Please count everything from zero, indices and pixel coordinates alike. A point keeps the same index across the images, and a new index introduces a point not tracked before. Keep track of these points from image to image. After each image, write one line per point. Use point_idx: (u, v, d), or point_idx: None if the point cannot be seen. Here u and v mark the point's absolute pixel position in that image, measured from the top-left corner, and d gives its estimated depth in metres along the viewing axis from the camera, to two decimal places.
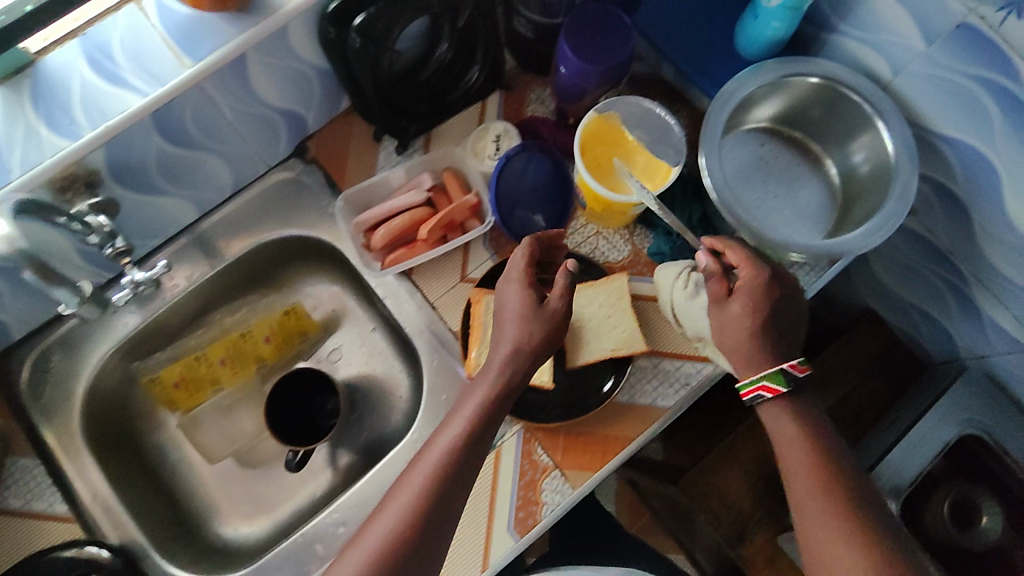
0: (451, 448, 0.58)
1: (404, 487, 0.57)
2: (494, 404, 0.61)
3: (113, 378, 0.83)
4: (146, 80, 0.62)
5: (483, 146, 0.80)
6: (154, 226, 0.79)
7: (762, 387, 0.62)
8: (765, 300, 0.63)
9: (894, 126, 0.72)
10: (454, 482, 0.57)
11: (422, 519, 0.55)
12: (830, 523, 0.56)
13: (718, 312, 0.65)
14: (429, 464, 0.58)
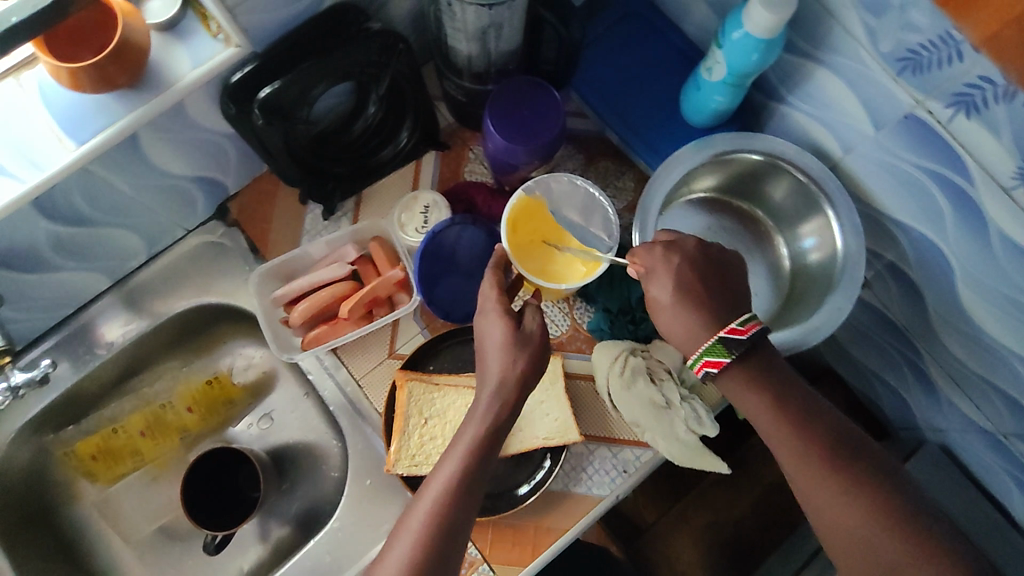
0: (445, 492, 0.52)
1: (400, 536, 0.51)
2: (484, 443, 0.54)
3: (24, 455, 0.78)
4: (24, 165, 0.58)
5: (411, 218, 0.75)
6: (58, 299, 0.74)
7: (706, 363, 0.55)
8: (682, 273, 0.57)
9: (844, 214, 0.67)
10: (452, 531, 0.51)
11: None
12: (821, 479, 0.51)
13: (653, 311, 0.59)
14: (422, 513, 0.51)
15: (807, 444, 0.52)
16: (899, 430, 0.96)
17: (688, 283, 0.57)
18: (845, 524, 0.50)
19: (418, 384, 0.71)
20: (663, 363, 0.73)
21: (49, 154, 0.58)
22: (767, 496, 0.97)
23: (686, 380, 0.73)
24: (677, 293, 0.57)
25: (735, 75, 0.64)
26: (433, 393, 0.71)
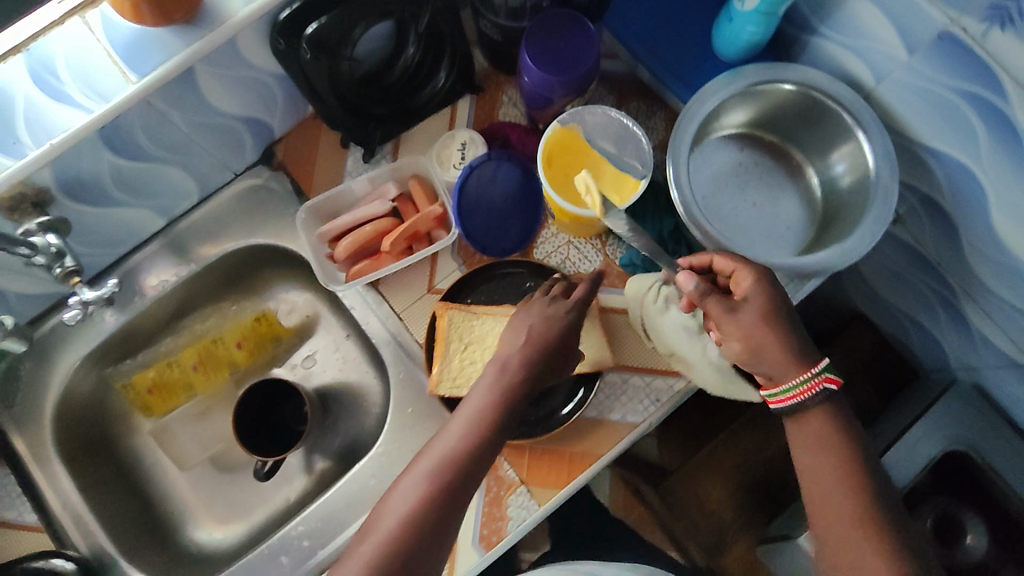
0: (444, 467, 0.55)
1: (413, 476, 0.56)
2: (486, 427, 0.58)
3: (86, 384, 0.83)
4: (92, 98, 0.62)
5: (449, 155, 0.79)
6: (118, 236, 0.78)
7: (824, 379, 0.58)
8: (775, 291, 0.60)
9: (874, 136, 0.68)
10: (448, 508, 0.54)
11: (410, 543, 0.52)
12: (845, 501, 0.55)
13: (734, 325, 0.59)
14: (418, 483, 0.55)
15: (849, 471, 0.56)
16: (931, 373, 0.97)
17: (774, 300, 0.59)
18: (844, 550, 0.54)
19: (459, 312, 0.73)
20: None
21: (113, 86, 0.62)
22: None
23: None
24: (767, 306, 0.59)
25: (769, 3, 0.64)
26: (473, 321, 0.74)
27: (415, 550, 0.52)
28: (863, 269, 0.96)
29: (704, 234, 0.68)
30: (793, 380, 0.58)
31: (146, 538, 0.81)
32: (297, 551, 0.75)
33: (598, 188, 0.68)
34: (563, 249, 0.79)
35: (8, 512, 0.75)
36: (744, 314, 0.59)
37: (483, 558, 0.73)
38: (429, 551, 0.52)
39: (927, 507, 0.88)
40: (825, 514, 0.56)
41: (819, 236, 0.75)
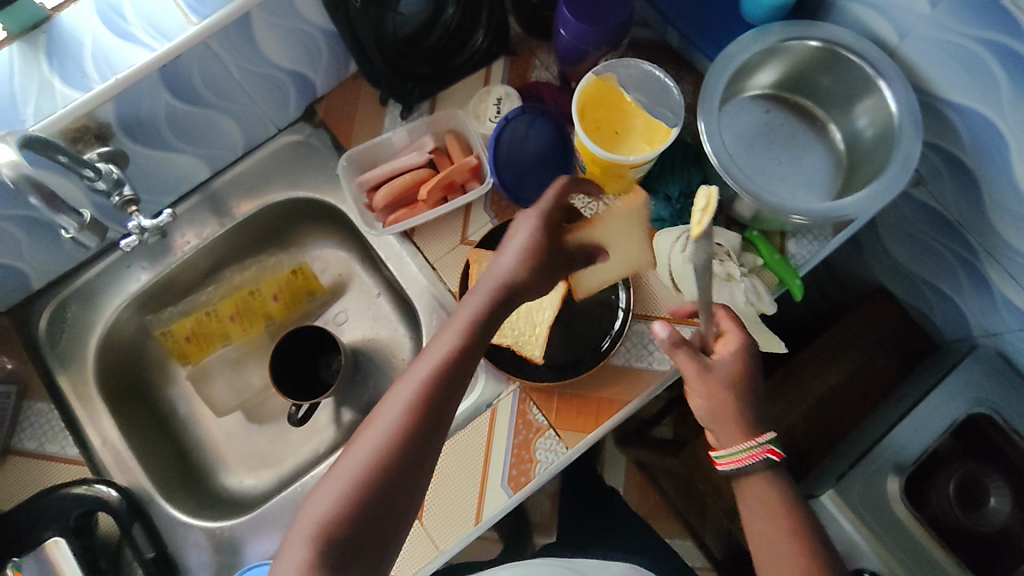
0: (409, 407, 0.54)
1: (380, 416, 0.54)
2: (453, 369, 0.56)
3: (128, 329, 0.86)
4: (156, 38, 0.66)
5: (485, 109, 0.82)
6: (166, 181, 0.81)
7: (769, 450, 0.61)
8: (756, 361, 0.65)
9: (896, 87, 0.71)
10: (420, 448, 0.53)
11: (383, 476, 0.51)
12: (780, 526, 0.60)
13: (706, 364, 0.64)
14: (379, 435, 0.53)
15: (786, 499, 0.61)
16: (951, 342, 0.97)
17: (751, 376, 0.64)
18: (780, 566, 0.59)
19: (492, 256, 0.75)
20: (724, 246, 0.77)
21: (175, 27, 0.66)
22: (817, 407, 1.00)
23: (744, 263, 0.78)
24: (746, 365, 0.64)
25: None
26: None
27: (386, 486, 0.51)
28: (884, 240, 0.98)
29: (734, 181, 0.70)
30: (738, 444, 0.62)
31: (182, 481, 0.82)
32: None
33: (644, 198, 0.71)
34: None
35: (49, 446, 0.76)
36: (718, 362, 0.64)
37: (512, 499, 0.73)
38: (403, 489, 0.52)
39: (946, 472, 0.88)
40: (767, 549, 0.60)
41: (844, 189, 0.78)
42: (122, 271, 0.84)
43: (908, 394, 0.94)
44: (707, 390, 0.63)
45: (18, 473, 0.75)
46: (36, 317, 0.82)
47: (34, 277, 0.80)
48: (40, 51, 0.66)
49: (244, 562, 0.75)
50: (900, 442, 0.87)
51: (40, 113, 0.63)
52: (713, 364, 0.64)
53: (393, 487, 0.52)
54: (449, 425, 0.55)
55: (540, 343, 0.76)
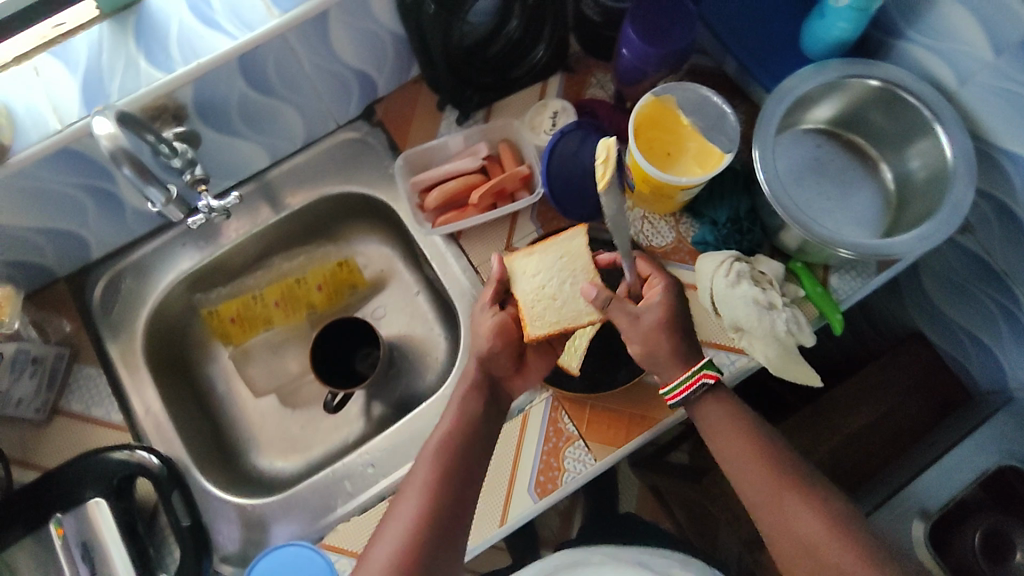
0: (435, 471, 0.67)
1: (412, 487, 0.67)
2: (459, 443, 0.70)
3: (176, 306, 0.89)
4: (239, 28, 0.69)
5: (540, 121, 0.84)
6: (227, 167, 0.84)
7: (704, 375, 0.65)
8: (680, 303, 0.69)
9: (953, 133, 0.72)
10: (452, 505, 0.65)
11: (427, 532, 0.63)
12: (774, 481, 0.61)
13: (637, 314, 0.67)
14: (415, 502, 0.65)
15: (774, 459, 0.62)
16: (986, 393, 0.95)
17: (678, 316, 0.68)
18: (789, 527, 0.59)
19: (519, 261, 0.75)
20: (767, 274, 0.77)
21: (257, 19, 0.69)
22: (843, 448, 0.97)
23: (787, 293, 0.78)
24: (671, 309, 0.68)
25: None
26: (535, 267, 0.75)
27: (433, 538, 0.63)
28: (925, 284, 0.97)
29: (784, 210, 0.71)
30: (676, 378, 0.66)
31: (215, 457, 0.85)
32: (360, 477, 0.80)
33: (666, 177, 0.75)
34: (638, 222, 0.83)
35: (95, 409, 0.79)
36: (646, 311, 0.67)
37: (537, 505, 0.74)
38: (447, 539, 0.64)
39: (972, 525, 0.86)
40: (769, 510, 0.60)
41: (892, 228, 0.78)
42: (177, 249, 0.88)
43: (941, 441, 0.93)
44: (640, 339, 0.67)
45: (63, 433, 0.77)
46: (93, 285, 0.85)
47: (95, 246, 0.83)
48: (129, 32, 0.69)
49: (270, 539, 0.77)
50: (922, 491, 0.88)
51: (123, 90, 0.67)
52: (640, 315, 0.67)
53: (438, 539, 0.63)
54: (470, 479, 0.69)
55: (578, 356, 0.78)
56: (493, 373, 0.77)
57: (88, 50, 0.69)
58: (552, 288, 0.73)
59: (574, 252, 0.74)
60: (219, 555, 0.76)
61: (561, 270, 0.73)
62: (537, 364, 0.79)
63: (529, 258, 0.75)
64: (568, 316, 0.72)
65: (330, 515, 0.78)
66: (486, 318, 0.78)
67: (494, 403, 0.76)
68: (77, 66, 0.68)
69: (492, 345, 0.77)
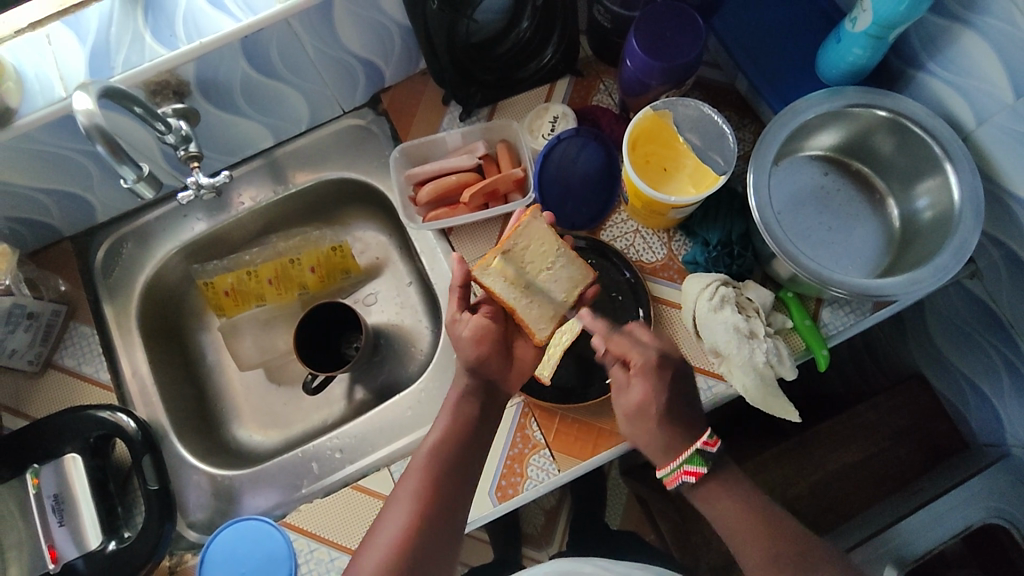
0: (427, 479, 0.64)
1: (402, 493, 0.64)
2: (450, 452, 0.66)
3: (174, 274, 0.92)
4: (242, 10, 0.69)
5: (540, 125, 0.84)
6: (231, 143, 0.86)
7: (685, 471, 0.64)
8: (663, 383, 0.66)
9: (964, 174, 0.68)
10: (442, 516, 0.63)
11: (416, 544, 0.60)
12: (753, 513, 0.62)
13: (623, 399, 0.67)
14: (406, 512, 0.62)
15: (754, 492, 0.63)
16: (983, 445, 0.91)
17: (662, 400, 0.65)
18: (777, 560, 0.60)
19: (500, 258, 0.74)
20: (754, 302, 0.75)
21: (262, 3, 0.69)
22: (826, 483, 0.95)
23: (772, 323, 0.76)
24: (652, 392, 0.65)
25: (880, 26, 0.65)
26: (514, 266, 0.74)
27: (422, 550, 0.60)
28: (930, 324, 0.94)
29: (773, 239, 0.69)
30: (665, 467, 0.66)
31: (196, 424, 0.87)
32: (328, 461, 0.82)
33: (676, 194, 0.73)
34: (630, 235, 0.82)
35: (85, 366, 0.82)
36: (629, 395, 0.67)
37: (496, 508, 0.75)
38: (437, 550, 0.61)
39: None
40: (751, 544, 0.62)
41: (891, 267, 0.75)
42: (179, 219, 0.90)
43: (925, 491, 0.90)
44: (627, 425, 0.67)
45: (53, 386, 0.81)
46: (96, 246, 0.88)
47: (101, 210, 0.86)
48: (139, 5, 0.70)
49: (239, 511, 0.80)
50: (909, 534, 0.84)
51: (128, 64, 0.68)
52: (621, 398, 0.67)
53: (428, 550, 0.61)
54: (464, 489, 0.66)
55: (551, 364, 0.77)
56: (488, 377, 0.72)
57: (99, 21, 0.70)
58: (537, 278, 0.74)
59: (539, 237, 0.74)
60: (185, 521, 0.79)
61: (531, 264, 0.74)
62: (527, 354, 0.75)
63: (503, 265, 0.74)
64: (565, 294, 0.75)
65: (295, 492, 0.81)
66: (463, 327, 0.73)
67: (491, 402, 0.71)
68: (87, 37, 0.70)
69: (479, 354, 0.71)
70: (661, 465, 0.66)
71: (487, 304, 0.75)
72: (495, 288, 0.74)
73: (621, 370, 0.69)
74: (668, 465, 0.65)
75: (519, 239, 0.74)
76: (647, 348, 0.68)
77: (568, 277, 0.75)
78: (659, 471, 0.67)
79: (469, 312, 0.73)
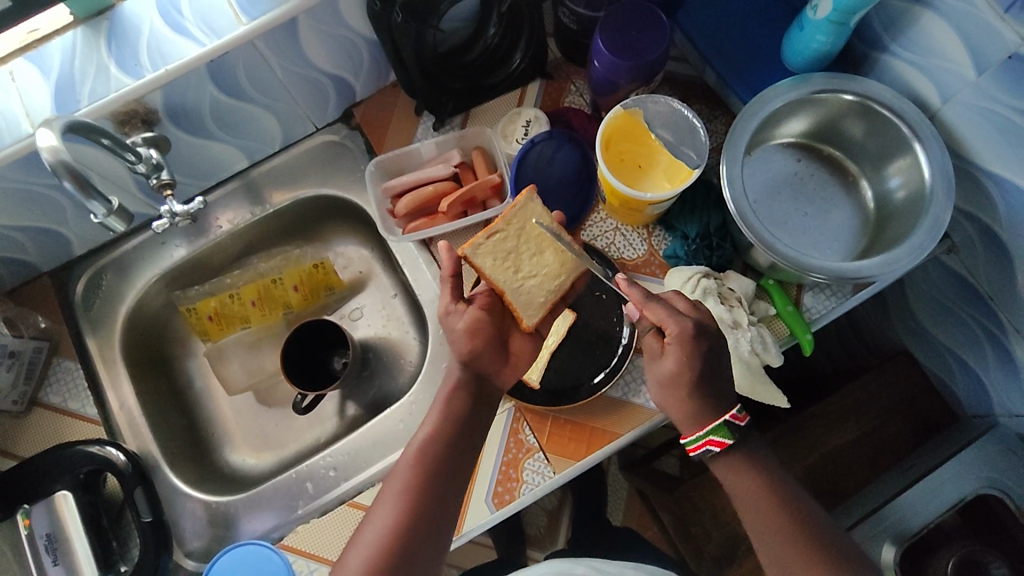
0: (412, 474, 0.64)
1: (390, 488, 0.64)
2: (437, 450, 0.66)
3: (156, 302, 0.91)
4: (206, 34, 0.69)
5: (513, 129, 0.84)
6: (204, 167, 0.86)
7: (710, 442, 0.65)
8: (698, 353, 0.64)
9: (933, 153, 0.69)
10: (430, 514, 0.63)
11: (403, 540, 0.60)
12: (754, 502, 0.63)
13: (655, 367, 0.66)
14: (393, 507, 0.62)
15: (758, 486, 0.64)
16: (972, 417, 0.92)
17: (696, 370, 0.63)
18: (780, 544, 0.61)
19: (483, 242, 0.73)
20: (735, 291, 0.76)
21: (226, 26, 0.69)
22: (821, 465, 0.95)
23: (755, 312, 0.76)
24: (685, 363, 0.64)
25: (841, 12, 0.66)
26: (506, 245, 0.73)
27: (410, 545, 0.60)
28: (912, 301, 0.95)
29: (750, 228, 0.70)
30: (689, 434, 0.66)
31: (187, 451, 0.87)
32: (322, 479, 0.81)
33: (651, 188, 0.74)
34: (610, 234, 0.82)
35: (71, 403, 0.81)
36: (661, 365, 0.65)
37: (493, 515, 0.74)
38: (425, 548, 0.61)
39: (946, 550, 0.83)
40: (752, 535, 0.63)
41: (869, 248, 0.76)
42: (159, 248, 0.90)
43: (917, 466, 0.91)
44: (659, 392, 0.66)
45: (39, 425, 0.80)
46: (76, 280, 0.88)
47: (77, 243, 0.85)
48: (101, 36, 0.70)
49: (236, 537, 0.79)
50: (905, 509, 0.85)
51: (94, 95, 0.68)
52: (654, 365, 0.66)
53: (416, 546, 0.61)
54: (454, 483, 0.66)
55: (540, 368, 0.78)
56: (480, 371, 0.72)
57: (61, 55, 0.70)
58: (527, 265, 0.74)
59: (534, 221, 0.74)
60: (183, 550, 0.78)
61: (522, 249, 0.74)
62: (522, 348, 0.74)
63: (495, 246, 0.73)
64: (557, 282, 0.74)
65: (292, 513, 0.80)
66: (457, 319, 0.72)
67: (481, 399, 0.71)
68: (51, 72, 0.69)
69: (473, 347, 0.71)
70: (684, 433, 0.67)
71: (482, 296, 0.75)
72: (483, 269, 0.73)
73: (655, 339, 0.67)
74: (694, 434, 0.66)
75: (513, 220, 0.73)
76: (683, 319, 0.65)
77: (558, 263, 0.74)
78: (682, 437, 0.67)
79: (464, 303, 0.72)
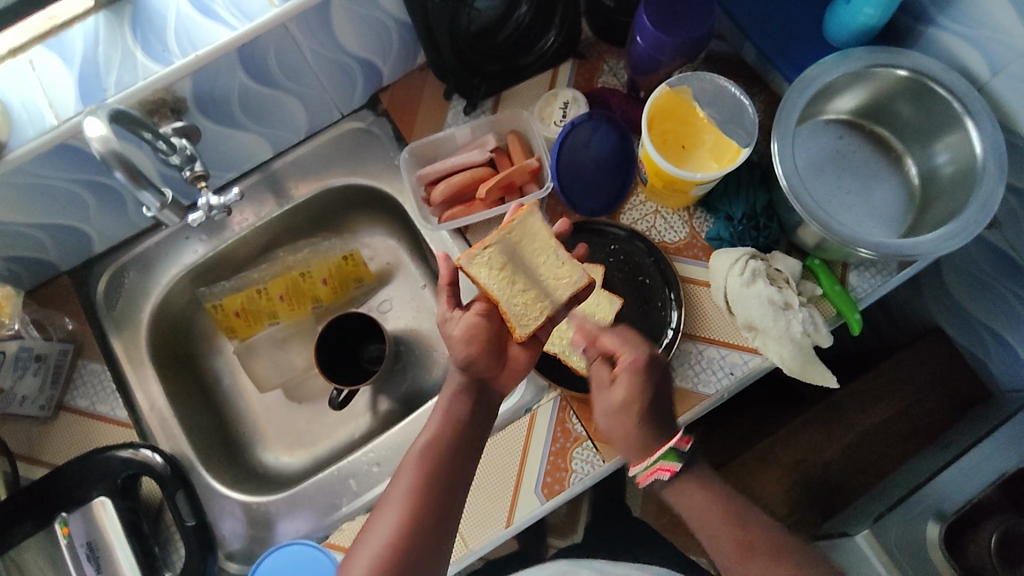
0: (419, 477, 0.62)
1: (395, 491, 0.62)
2: (442, 456, 0.64)
3: (181, 299, 0.88)
4: (237, 17, 0.65)
5: (550, 112, 0.82)
6: (229, 158, 0.83)
7: (660, 466, 0.66)
8: (651, 380, 0.66)
9: (985, 127, 0.68)
10: (436, 516, 0.61)
11: (410, 542, 0.59)
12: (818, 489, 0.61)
13: (604, 397, 0.67)
14: (398, 509, 0.60)
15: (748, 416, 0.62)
16: (1008, 392, 0.92)
17: (643, 401, 0.65)
18: None
19: (476, 257, 0.67)
20: (783, 272, 0.74)
21: (256, 8, 0.65)
22: (861, 444, 0.96)
23: (803, 292, 0.75)
24: (633, 395, 0.65)
25: None
26: (498, 260, 0.68)
27: (416, 547, 0.59)
28: (946, 275, 0.94)
29: (803, 207, 0.68)
30: (639, 463, 0.66)
31: (221, 452, 0.84)
32: (366, 476, 0.79)
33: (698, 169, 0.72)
34: (650, 217, 0.81)
35: (100, 406, 0.78)
36: (609, 395, 0.66)
37: (544, 506, 0.73)
38: (430, 549, 0.59)
39: (990, 524, 0.80)
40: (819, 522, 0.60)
41: (916, 225, 0.75)
42: (180, 244, 0.86)
43: (955, 443, 0.90)
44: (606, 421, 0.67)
45: (69, 430, 0.77)
46: (97, 279, 0.84)
47: (98, 241, 0.82)
48: (125, 21, 0.66)
49: (276, 537, 0.77)
50: (942, 490, 0.83)
51: (121, 84, 0.64)
52: (603, 394, 0.67)
53: (423, 547, 0.59)
54: (460, 484, 0.64)
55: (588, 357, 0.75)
56: (479, 375, 0.69)
57: (83, 42, 0.66)
58: (523, 279, 0.68)
59: (534, 236, 0.69)
60: (225, 553, 0.76)
61: (519, 262, 0.68)
62: (519, 355, 0.70)
63: (490, 259, 0.68)
64: (555, 294, 0.68)
65: (335, 512, 0.78)
66: (454, 326, 0.68)
67: (482, 405, 0.69)
68: (73, 60, 0.66)
69: (468, 354, 0.67)
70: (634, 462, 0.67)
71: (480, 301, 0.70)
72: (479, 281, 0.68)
73: (604, 372, 0.68)
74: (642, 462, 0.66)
75: (506, 234, 0.68)
76: (640, 348, 0.67)
77: (553, 276, 0.68)
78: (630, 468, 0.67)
79: (460, 309, 0.69)
